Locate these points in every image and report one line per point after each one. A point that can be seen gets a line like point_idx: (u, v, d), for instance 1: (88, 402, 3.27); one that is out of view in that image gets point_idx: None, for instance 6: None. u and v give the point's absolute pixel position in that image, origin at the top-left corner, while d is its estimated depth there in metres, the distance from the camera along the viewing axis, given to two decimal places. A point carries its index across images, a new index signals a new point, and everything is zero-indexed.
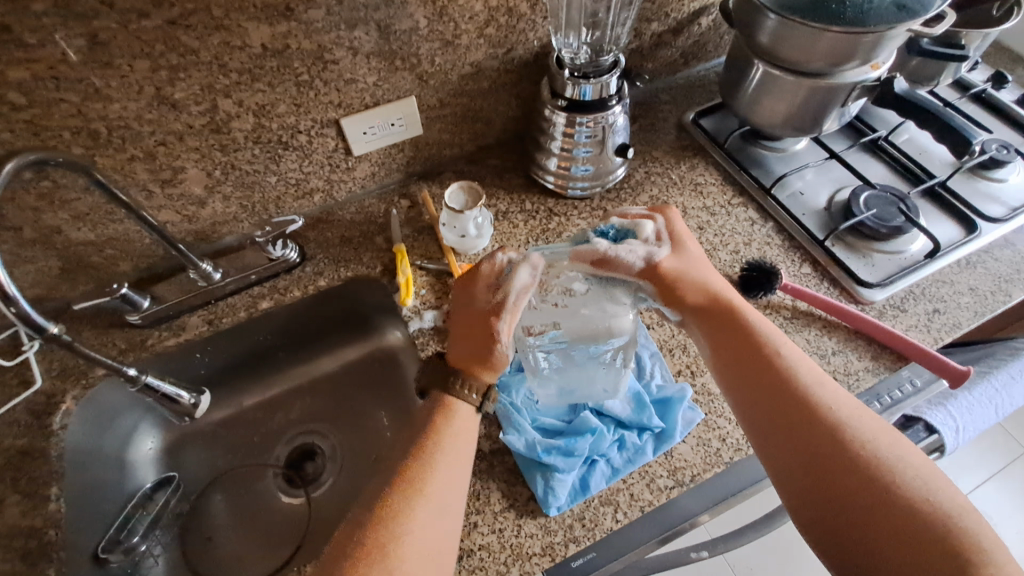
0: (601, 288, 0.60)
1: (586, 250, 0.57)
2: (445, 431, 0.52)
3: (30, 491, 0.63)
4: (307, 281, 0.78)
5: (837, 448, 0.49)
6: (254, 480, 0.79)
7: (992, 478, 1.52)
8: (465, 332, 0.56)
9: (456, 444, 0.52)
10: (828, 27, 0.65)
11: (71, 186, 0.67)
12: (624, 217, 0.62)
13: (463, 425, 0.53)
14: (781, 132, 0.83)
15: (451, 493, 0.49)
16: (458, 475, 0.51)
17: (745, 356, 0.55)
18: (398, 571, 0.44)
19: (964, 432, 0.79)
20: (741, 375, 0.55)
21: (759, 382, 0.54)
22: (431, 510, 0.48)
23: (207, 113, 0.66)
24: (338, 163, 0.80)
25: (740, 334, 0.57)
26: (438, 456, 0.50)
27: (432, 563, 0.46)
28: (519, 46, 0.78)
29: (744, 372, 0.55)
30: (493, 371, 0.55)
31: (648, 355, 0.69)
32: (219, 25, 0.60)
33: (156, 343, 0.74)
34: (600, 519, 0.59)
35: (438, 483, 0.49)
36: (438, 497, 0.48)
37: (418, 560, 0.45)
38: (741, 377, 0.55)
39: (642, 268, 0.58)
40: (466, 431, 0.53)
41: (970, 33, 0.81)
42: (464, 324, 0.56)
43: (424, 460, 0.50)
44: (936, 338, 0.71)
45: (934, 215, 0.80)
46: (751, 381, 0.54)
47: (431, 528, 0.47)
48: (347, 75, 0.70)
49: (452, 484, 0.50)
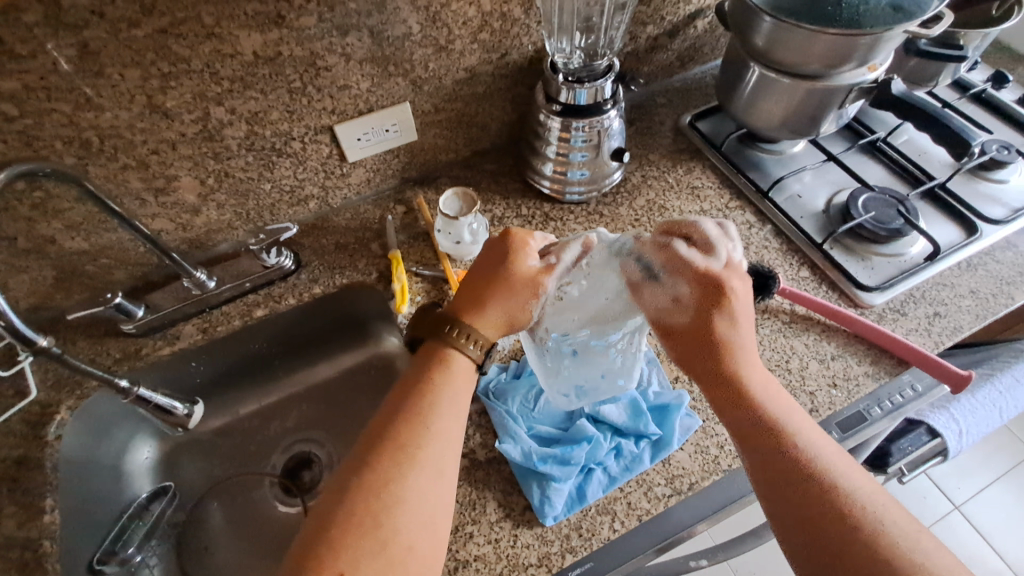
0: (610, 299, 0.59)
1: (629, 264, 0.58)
2: (440, 389, 0.51)
3: (25, 502, 0.63)
4: (302, 288, 0.78)
5: (850, 531, 0.42)
6: (250, 488, 0.78)
7: (998, 481, 1.51)
8: (496, 276, 0.57)
9: (452, 398, 0.51)
10: (823, 30, 0.65)
11: (64, 196, 0.67)
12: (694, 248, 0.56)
13: (460, 380, 0.53)
14: (778, 134, 0.82)
15: (447, 454, 0.49)
16: (454, 433, 0.50)
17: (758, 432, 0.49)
18: (397, 530, 0.44)
19: (968, 436, 0.81)
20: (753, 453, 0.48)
21: (774, 462, 0.47)
22: (428, 470, 0.47)
23: (199, 121, 0.66)
24: (332, 169, 0.79)
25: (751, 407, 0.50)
26: (433, 416, 0.50)
27: (427, 525, 0.46)
28: (514, 51, 0.78)
29: (764, 457, 0.48)
30: (505, 329, 0.57)
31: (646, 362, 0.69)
32: (210, 33, 0.60)
33: (150, 353, 0.73)
34: (598, 529, 0.59)
35: (433, 443, 0.48)
36: (434, 457, 0.48)
37: (413, 522, 0.45)
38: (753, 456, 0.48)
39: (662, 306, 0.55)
40: (462, 387, 0.52)
41: (968, 33, 0.80)
42: (491, 277, 0.57)
43: (419, 420, 0.49)
44: (937, 342, 0.70)
45: (935, 217, 0.79)
46: (765, 462, 0.47)
47: (427, 490, 0.46)
48: (340, 82, 0.70)
49: (447, 444, 0.49)
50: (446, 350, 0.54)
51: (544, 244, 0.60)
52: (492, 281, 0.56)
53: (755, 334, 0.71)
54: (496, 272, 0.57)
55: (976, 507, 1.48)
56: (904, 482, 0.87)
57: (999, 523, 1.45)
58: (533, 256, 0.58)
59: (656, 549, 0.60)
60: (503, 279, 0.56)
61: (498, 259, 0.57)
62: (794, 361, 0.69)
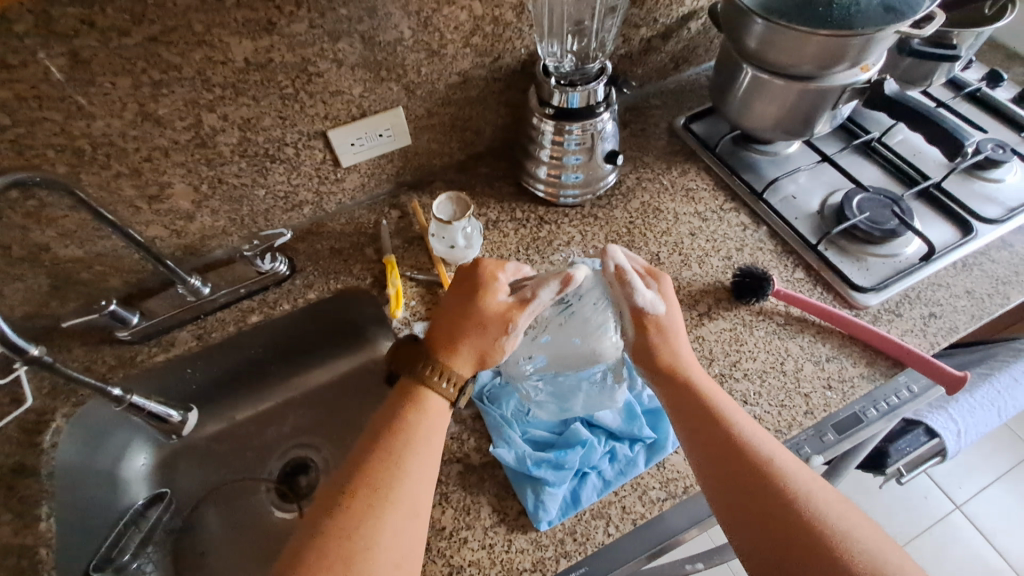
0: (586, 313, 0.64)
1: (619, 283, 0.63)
2: (417, 425, 0.52)
3: (20, 510, 0.63)
4: (297, 293, 0.78)
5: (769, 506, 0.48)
6: (247, 494, 0.79)
7: (999, 480, 1.50)
8: (466, 314, 0.58)
9: (429, 436, 0.53)
10: (815, 31, 0.65)
11: (57, 204, 0.67)
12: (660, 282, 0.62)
13: (437, 419, 0.54)
14: (772, 135, 0.82)
15: (422, 487, 0.50)
16: (430, 469, 0.51)
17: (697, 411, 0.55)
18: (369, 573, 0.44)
19: (967, 436, 0.81)
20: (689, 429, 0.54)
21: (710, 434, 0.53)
22: (401, 511, 0.47)
23: (192, 128, 0.66)
24: (326, 174, 0.79)
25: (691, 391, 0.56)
26: (406, 455, 0.50)
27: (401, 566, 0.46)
28: (506, 54, 0.78)
29: (694, 435, 0.54)
30: (477, 364, 0.58)
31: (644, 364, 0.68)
32: (200, 41, 0.60)
33: (145, 359, 0.73)
34: (592, 533, 0.59)
35: (408, 477, 0.49)
36: (408, 493, 0.49)
37: (386, 564, 0.45)
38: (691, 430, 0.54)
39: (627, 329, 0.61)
40: (439, 424, 0.54)
41: (961, 33, 0.80)
42: (462, 312, 0.58)
43: (394, 455, 0.50)
44: (933, 343, 0.70)
45: (930, 217, 0.79)
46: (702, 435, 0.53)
47: (400, 531, 0.47)
48: (333, 87, 0.70)
49: (422, 479, 0.50)
50: (422, 387, 0.54)
51: (516, 277, 0.62)
52: (462, 319, 0.57)
53: (750, 335, 0.71)
54: (466, 310, 0.58)
55: (978, 505, 1.48)
56: (903, 483, 0.86)
57: (1001, 522, 1.45)
58: (504, 291, 0.59)
59: (652, 553, 0.60)
60: (473, 317, 0.57)
61: (469, 297, 0.58)
62: (789, 363, 0.69)
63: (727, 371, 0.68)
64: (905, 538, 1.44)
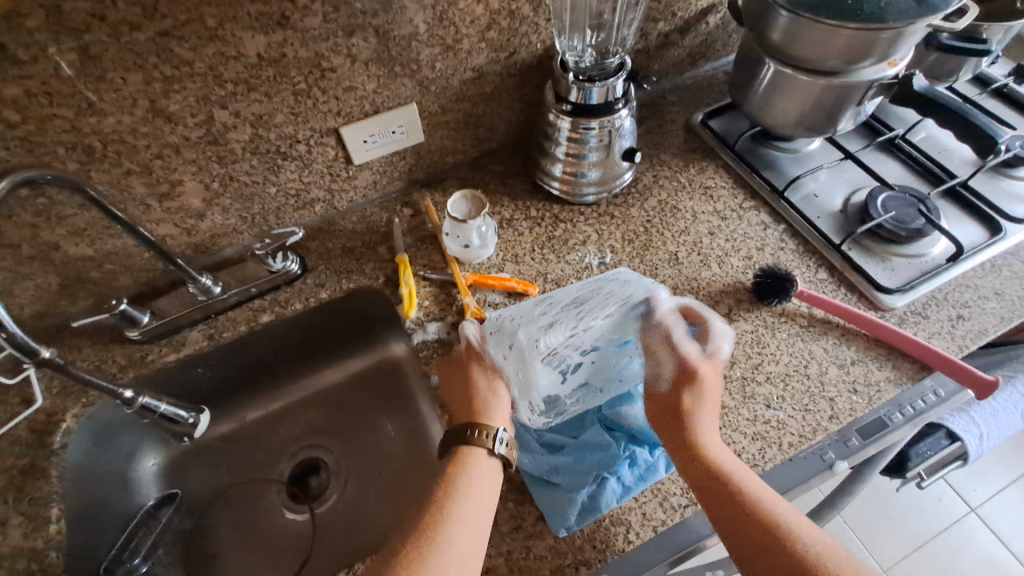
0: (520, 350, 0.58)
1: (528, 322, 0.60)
2: (449, 509, 0.51)
3: (32, 512, 0.62)
4: (308, 293, 0.77)
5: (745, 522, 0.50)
6: (257, 495, 0.78)
7: (1015, 483, 1.47)
8: (467, 395, 0.61)
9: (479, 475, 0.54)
10: (844, 24, 0.62)
11: (68, 202, 0.66)
12: (560, 328, 0.57)
13: (483, 486, 0.54)
14: (794, 132, 0.80)
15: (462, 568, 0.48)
16: (477, 540, 0.50)
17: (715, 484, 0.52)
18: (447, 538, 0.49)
19: (988, 439, 0.79)
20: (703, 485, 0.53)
21: (722, 502, 0.51)
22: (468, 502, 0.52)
23: (203, 124, 0.65)
24: (338, 172, 0.78)
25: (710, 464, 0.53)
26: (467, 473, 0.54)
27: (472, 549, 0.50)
28: (522, 49, 0.76)
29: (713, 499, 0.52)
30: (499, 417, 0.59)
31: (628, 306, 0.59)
32: (213, 35, 0.58)
33: (156, 359, 0.72)
34: (612, 540, 0.57)
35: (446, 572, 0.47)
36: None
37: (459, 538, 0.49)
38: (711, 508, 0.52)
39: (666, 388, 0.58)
40: (482, 483, 0.54)
41: (992, 26, 0.78)
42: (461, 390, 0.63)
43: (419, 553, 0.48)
44: (961, 346, 0.68)
45: (957, 216, 0.77)
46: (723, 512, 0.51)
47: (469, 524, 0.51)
48: (346, 83, 0.68)
49: (463, 562, 0.48)
50: (470, 449, 0.56)
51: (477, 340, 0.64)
52: (466, 402, 0.61)
53: (772, 337, 0.69)
54: (464, 394, 0.62)
55: (994, 510, 1.45)
56: (922, 488, 0.85)
57: (1017, 526, 1.42)
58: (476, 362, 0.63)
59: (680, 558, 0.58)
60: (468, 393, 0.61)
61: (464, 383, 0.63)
62: (813, 366, 0.67)
63: (750, 374, 0.67)
64: (916, 542, 1.43)
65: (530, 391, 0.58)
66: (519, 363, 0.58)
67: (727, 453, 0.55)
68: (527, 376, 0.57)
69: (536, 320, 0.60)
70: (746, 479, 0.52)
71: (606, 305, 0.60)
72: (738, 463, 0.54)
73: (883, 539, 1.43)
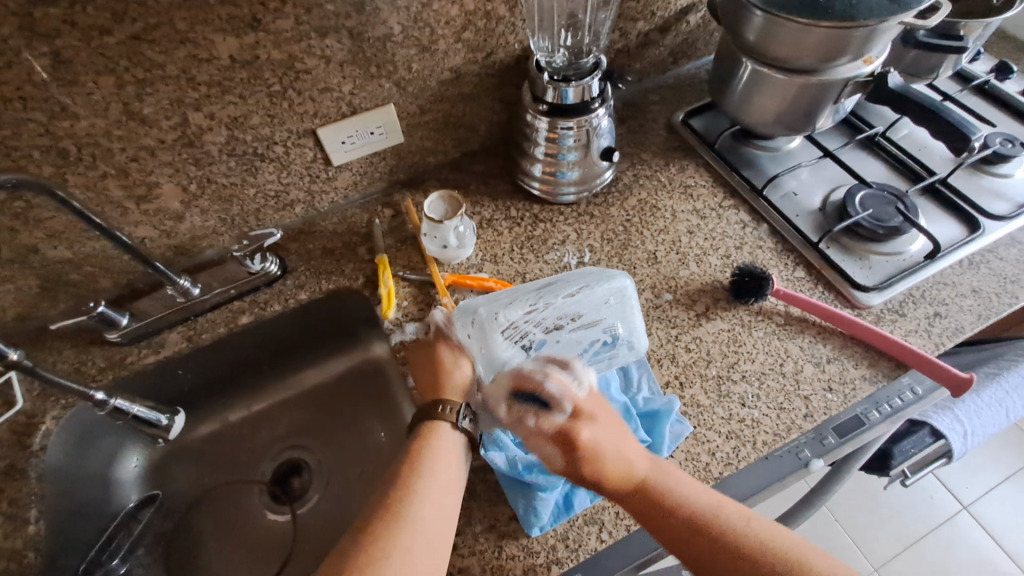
0: (483, 325, 0.61)
1: (495, 299, 0.63)
2: (414, 487, 0.51)
3: (10, 514, 0.62)
4: (288, 294, 0.77)
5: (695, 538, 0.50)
6: (239, 496, 0.78)
7: (1007, 480, 1.47)
8: (432, 369, 0.62)
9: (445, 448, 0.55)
10: (816, 22, 0.62)
11: (45, 205, 0.66)
12: (522, 306, 0.61)
13: (448, 463, 0.54)
14: (773, 131, 0.80)
15: (431, 545, 0.48)
16: (444, 517, 0.51)
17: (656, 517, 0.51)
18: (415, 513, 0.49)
19: (973, 438, 0.79)
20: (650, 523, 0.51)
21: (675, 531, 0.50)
22: (435, 477, 0.52)
23: (178, 127, 0.65)
24: (318, 173, 0.78)
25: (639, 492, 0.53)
26: (433, 447, 0.55)
27: (439, 521, 0.50)
28: (499, 50, 0.76)
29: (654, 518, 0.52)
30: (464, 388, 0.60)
31: (588, 286, 0.63)
32: (184, 38, 0.59)
33: (135, 361, 0.72)
34: (585, 539, 0.57)
35: (414, 550, 0.47)
36: (420, 564, 0.47)
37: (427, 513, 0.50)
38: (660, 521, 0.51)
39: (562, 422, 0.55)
40: (449, 458, 0.54)
41: (969, 23, 0.77)
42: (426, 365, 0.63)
43: (386, 535, 0.47)
44: (938, 343, 0.68)
45: (935, 214, 0.77)
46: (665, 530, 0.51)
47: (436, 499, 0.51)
48: (321, 84, 0.69)
49: (431, 539, 0.48)
50: (435, 424, 0.56)
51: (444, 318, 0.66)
52: (432, 376, 0.61)
53: (749, 336, 0.69)
54: (430, 367, 0.62)
55: (985, 507, 1.45)
56: (906, 485, 0.85)
57: (1009, 523, 1.42)
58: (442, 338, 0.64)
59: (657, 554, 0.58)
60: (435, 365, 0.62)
61: (432, 357, 0.63)
62: (789, 364, 0.67)
63: (725, 372, 0.67)
64: (908, 540, 1.42)
65: (494, 365, 0.61)
66: (481, 336, 0.61)
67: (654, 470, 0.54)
68: (488, 348, 0.61)
69: (500, 297, 0.63)
70: (681, 491, 0.52)
71: (568, 284, 0.63)
72: (670, 477, 0.53)
73: (875, 536, 1.43)
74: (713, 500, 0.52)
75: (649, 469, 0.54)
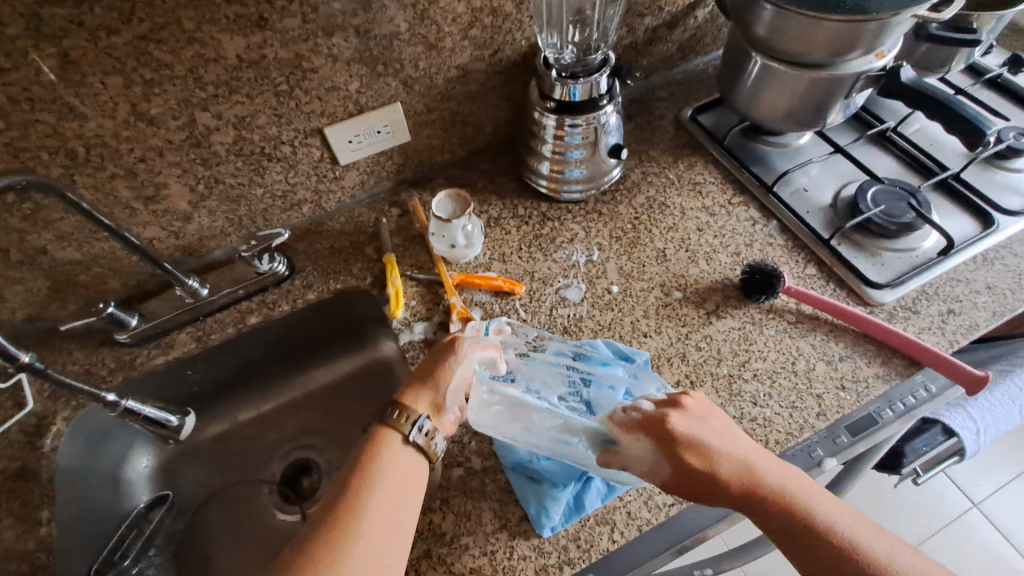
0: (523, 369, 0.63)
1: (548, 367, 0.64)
2: (368, 490, 0.49)
3: (23, 515, 0.62)
4: (296, 294, 0.77)
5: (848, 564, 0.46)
6: (249, 496, 0.78)
7: (1019, 478, 1.46)
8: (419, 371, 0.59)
9: (394, 457, 0.52)
10: (828, 17, 0.61)
11: (53, 206, 0.66)
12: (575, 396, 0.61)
13: (389, 480, 0.51)
14: (782, 126, 0.80)
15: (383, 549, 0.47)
16: (400, 516, 0.50)
17: (805, 528, 0.48)
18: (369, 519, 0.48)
19: (986, 435, 0.77)
20: (791, 539, 0.48)
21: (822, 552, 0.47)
22: (390, 477, 0.51)
23: (186, 127, 0.65)
24: (325, 172, 0.78)
25: (779, 496, 0.49)
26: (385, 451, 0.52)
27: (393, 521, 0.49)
28: (506, 47, 0.76)
29: (808, 545, 0.47)
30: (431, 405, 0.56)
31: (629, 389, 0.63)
32: (191, 38, 0.58)
33: (145, 362, 0.73)
34: (596, 540, 0.57)
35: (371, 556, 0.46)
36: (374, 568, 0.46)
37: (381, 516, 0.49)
38: (790, 533, 0.48)
39: (658, 437, 0.52)
40: (402, 458, 0.52)
41: (982, 16, 0.76)
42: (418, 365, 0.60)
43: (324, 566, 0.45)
44: (952, 341, 0.67)
45: (949, 210, 0.76)
46: (794, 533, 0.48)
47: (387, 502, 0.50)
48: (328, 83, 0.68)
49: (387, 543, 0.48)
50: (381, 428, 0.54)
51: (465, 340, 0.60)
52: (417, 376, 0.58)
53: (759, 334, 0.69)
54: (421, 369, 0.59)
55: (996, 505, 1.44)
56: (919, 482, 0.84)
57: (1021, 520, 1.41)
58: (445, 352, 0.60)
59: (674, 550, 0.61)
60: (433, 358, 0.59)
61: (440, 350, 0.60)
62: (801, 363, 0.67)
63: (737, 371, 0.66)
64: (919, 537, 1.41)
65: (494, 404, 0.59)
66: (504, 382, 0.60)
67: (804, 486, 0.51)
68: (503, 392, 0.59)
69: (511, 423, 0.58)
70: (824, 507, 0.49)
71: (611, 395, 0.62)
72: (798, 478, 0.51)
73: None
74: (866, 528, 0.48)
75: (790, 488, 0.50)
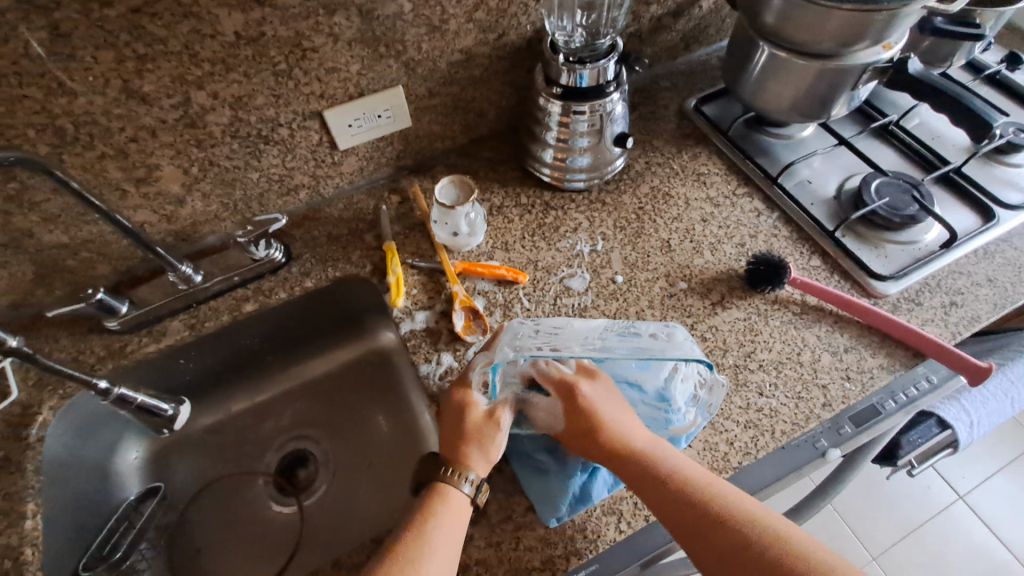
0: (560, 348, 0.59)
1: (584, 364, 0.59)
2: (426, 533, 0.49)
3: (6, 508, 0.60)
4: (293, 282, 0.75)
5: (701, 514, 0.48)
6: (243, 487, 0.76)
7: (1003, 470, 1.49)
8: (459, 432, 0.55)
9: (450, 511, 0.51)
10: (839, 5, 0.61)
11: (40, 187, 0.63)
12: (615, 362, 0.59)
13: (443, 527, 0.50)
14: (787, 117, 0.79)
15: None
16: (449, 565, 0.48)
17: (666, 483, 0.51)
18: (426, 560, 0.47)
19: (980, 427, 0.77)
20: (657, 493, 0.51)
21: (690, 520, 0.48)
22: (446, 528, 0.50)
23: (180, 106, 0.63)
24: (323, 157, 0.76)
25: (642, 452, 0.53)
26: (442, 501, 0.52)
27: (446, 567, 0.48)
28: (511, 31, 0.74)
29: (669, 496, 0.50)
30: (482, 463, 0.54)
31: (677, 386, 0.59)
32: (187, 12, 0.56)
33: (136, 350, 0.70)
34: (603, 530, 0.57)
35: None
36: None
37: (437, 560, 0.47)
38: (653, 486, 0.51)
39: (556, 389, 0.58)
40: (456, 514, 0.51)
41: (985, 11, 0.77)
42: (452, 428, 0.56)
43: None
44: (954, 333, 0.67)
45: (950, 203, 0.76)
46: (655, 487, 0.51)
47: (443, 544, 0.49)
48: (329, 64, 0.66)
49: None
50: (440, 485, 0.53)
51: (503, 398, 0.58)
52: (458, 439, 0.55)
53: (765, 325, 0.69)
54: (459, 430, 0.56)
55: (981, 496, 1.47)
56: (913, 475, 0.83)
57: (1005, 512, 1.44)
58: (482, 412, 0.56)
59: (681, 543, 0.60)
60: (471, 431, 0.55)
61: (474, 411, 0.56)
62: (806, 353, 0.67)
63: (742, 362, 0.66)
64: (906, 529, 1.44)
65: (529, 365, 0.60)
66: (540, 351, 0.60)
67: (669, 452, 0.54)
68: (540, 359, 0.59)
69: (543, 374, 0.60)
70: (684, 468, 0.52)
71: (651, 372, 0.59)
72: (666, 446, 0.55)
73: (874, 525, 1.45)
74: (728, 491, 0.50)
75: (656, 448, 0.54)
